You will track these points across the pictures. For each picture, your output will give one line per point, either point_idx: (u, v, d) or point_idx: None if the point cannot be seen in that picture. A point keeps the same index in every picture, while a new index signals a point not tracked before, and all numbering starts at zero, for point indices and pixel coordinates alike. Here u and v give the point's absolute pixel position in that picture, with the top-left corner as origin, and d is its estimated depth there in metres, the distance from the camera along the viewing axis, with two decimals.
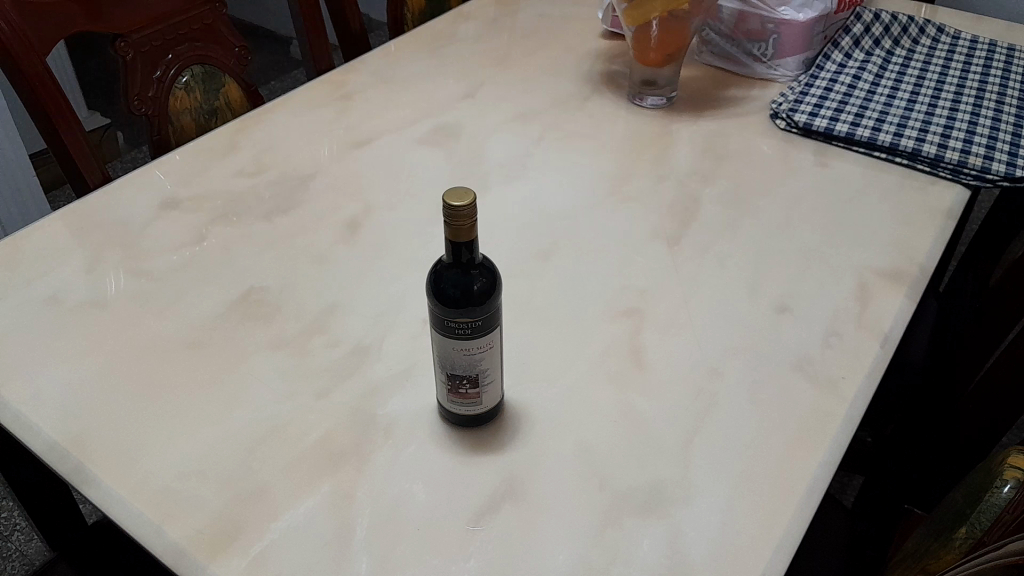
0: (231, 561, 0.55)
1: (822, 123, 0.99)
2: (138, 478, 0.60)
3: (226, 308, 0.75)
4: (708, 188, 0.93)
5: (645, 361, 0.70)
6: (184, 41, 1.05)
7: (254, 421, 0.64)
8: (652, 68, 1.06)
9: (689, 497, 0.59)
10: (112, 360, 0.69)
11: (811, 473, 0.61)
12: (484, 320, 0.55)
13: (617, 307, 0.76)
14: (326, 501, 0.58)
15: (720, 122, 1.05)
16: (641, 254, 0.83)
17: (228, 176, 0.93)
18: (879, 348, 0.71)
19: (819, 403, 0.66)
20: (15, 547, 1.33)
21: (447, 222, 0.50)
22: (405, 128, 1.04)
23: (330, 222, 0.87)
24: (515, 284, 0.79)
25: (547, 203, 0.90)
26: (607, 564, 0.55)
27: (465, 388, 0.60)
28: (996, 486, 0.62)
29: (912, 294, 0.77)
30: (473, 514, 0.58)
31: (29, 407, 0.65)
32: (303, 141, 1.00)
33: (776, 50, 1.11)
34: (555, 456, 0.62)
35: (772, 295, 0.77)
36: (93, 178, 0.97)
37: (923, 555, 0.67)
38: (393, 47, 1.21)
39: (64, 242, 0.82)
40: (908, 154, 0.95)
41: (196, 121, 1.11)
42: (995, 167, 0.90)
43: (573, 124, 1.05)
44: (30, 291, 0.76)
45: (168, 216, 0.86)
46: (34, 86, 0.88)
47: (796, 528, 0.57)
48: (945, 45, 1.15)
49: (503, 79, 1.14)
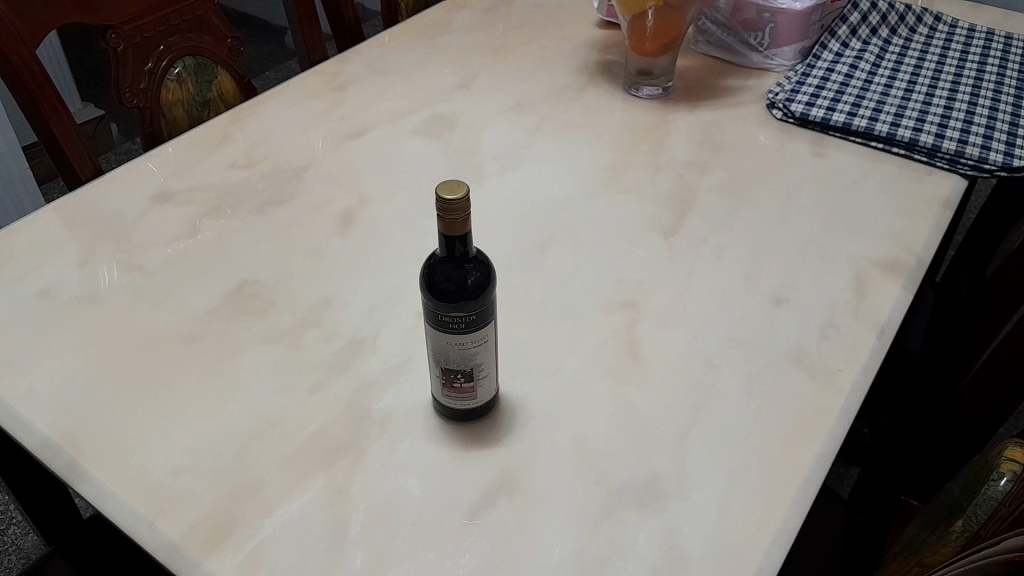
0: (226, 557, 0.54)
1: (819, 113, 0.99)
2: (131, 474, 0.60)
3: (220, 302, 0.74)
4: (704, 179, 0.92)
5: (642, 353, 0.70)
6: (175, 32, 1.04)
7: (249, 416, 0.64)
8: (648, 58, 1.05)
9: (685, 490, 0.59)
10: (105, 356, 0.69)
11: (807, 466, 0.60)
12: (479, 314, 0.55)
13: (613, 299, 0.76)
14: (320, 497, 0.58)
15: (717, 112, 1.04)
16: (638, 246, 0.82)
17: (222, 168, 0.92)
18: (875, 339, 0.71)
19: (815, 395, 0.66)
20: (12, 541, 1.33)
21: (440, 215, 0.49)
22: (399, 119, 1.03)
23: (325, 214, 0.86)
24: (511, 277, 0.78)
25: (543, 194, 0.90)
26: (603, 559, 0.55)
27: (460, 382, 0.60)
28: (994, 478, 0.61)
29: (909, 285, 0.77)
30: (470, 509, 0.58)
31: (21, 402, 0.64)
32: (297, 133, 0.99)
33: (773, 40, 1.10)
34: (549, 450, 0.62)
35: (769, 286, 0.77)
36: (86, 171, 0.96)
37: (920, 548, 0.67)
38: (388, 38, 1.20)
39: (57, 236, 0.81)
40: (906, 144, 0.94)
41: (189, 113, 1.09)
42: (993, 157, 0.90)
43: (569, 114, 1.04)
44: (22, 285, 0.75)
45: (161, 209, 0.86)
46: (24, 78, 0.87)
47: (793, 522, 0.57)
48: (942, 34, 1.14)
49: (498, 70, 1.14)
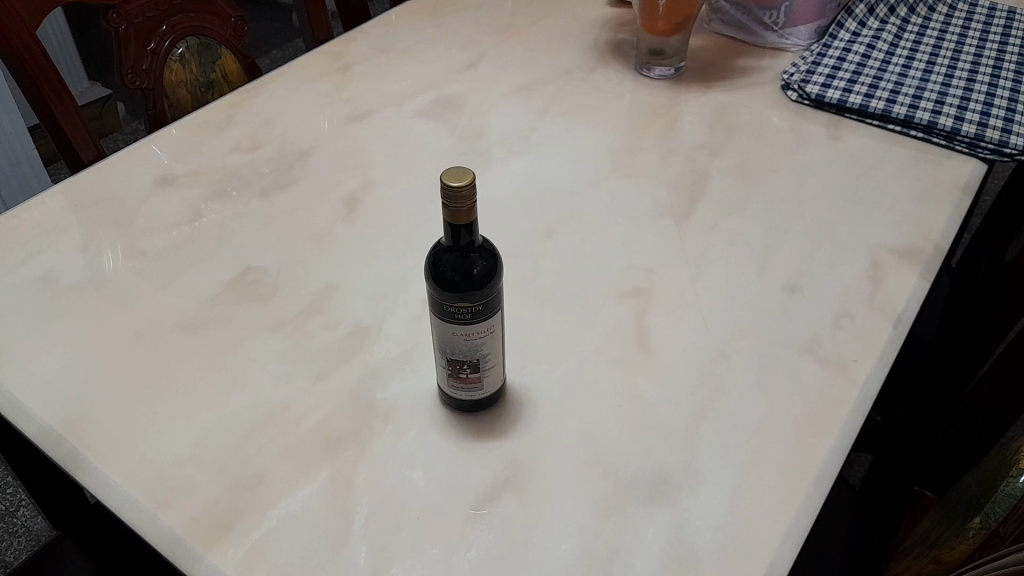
0: (229, 550, 0.54)
1: (835, 95, 0.96)
2: (133, 464, 0.59)
3: (222, 290, 0.73)
4: (716, 163, 0.90)
5: (650, 343, 0.68)
6: (178, 12, 1.02)
7: (253, 406, 0.63)
8: (660, 37, 1.02)
9: (695, 485, 0.58)
10: (107, 343, 0.68)
11: (821, 461, 0.59)
12: (485, 304, 0.54)
13: (623, 287, 0.74)
14: (324, 490, 0.57)
15: (730, 93, 1.02)
16: (648, 231, 0.80)
17: (225, 151, 0.91)
18: (892, 330, 0.69)
19: (829, 388, 0.64)
20: (20, 523, 1.34)
21: (446, 203, 0.48)
22: (405, 100, 1.01)
23: (329, 199, 0.85)
24: (518, 264, 0.77)
25: (550, 178, 0.88)
26: (611, 556, 0.54)
27: (465, 373, 0.59)
28: (1013, 475, 0.59)
29: (927, 273, 0.75)
30: (474, 502, 0.57)
31: (23, 391, 0.64)
32: (302, 115, 0.97)
33: (787, 19, 1.08)
34: (556, 442, 0.61)
35: (783, 274, 0.75)
36: (89, 154, 0.94)
37: (935, 543, 0.66)
38: (394, 17, 1.18)
39: (58, 219, 0.80)
40: (924, 127, 0.92)
41: (193, 94, 1.08)
42: (1013, 141, 0.87)
43: (577, 97, 1.02)
44: (24, 272, 0.74)
45: (164, 192, 0.84)
46: (25, 60, 0.86)
47: (806, 517, 0.56)
48: (963, 13, 1.11)
49: (505, 50, 1.11)
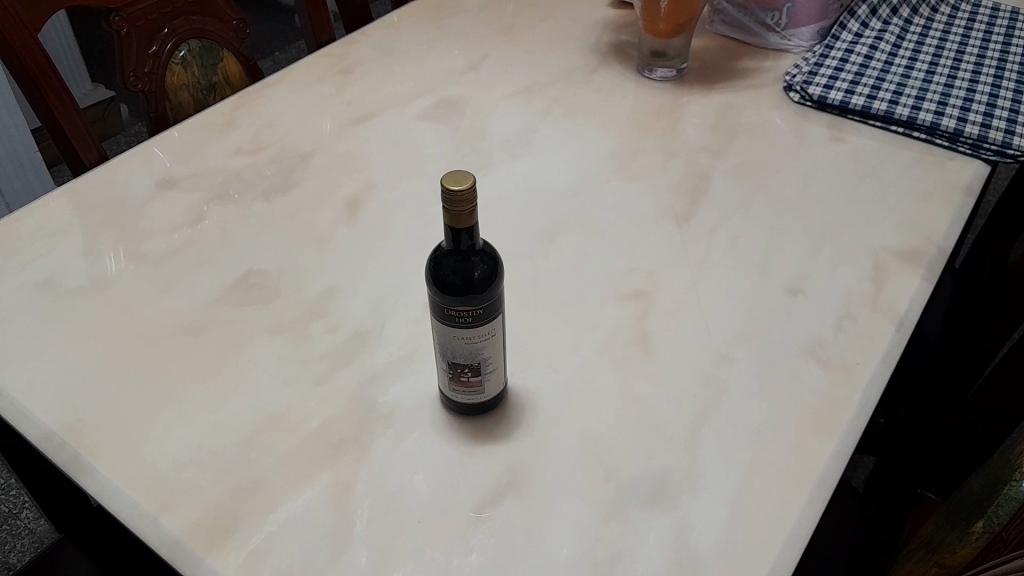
0: (230, 554, 0.54)
1: (837, 96, 0.96)
2: (134, 467, 0.59)
3: (223, 293, 0.73)
4: (717, 165, 0.90)
5: (652, 345, 0.68)
6: (179, 14, 1.02)
7: (254, 410, 0.63)
8: (662, 40, 1.02)
9: (696, 488, 0.58)
10: (108, 346, 0.68)
11: (823, 464, 0.59)
12: (485, 308, 0.53)
13: (625, 290, 0.74)
14: (325, 494, 0.57)
15: (732, 95, 1.02)
16: (650, 233, 0.80)
17: (227, 153, 0.91)
18: (894, 332, 0.69)
19: (832, 390, 0.64)
20: (25, 525, 1.35)
21: (446, 207, 0.48)
22: (407, 103, 1.01)
23: (330, 201, 0.85)
24: (519, 266, 0.77)
25: (551, 180, 0.88)
26: (612, 559, 0.54)
27: (466, 376, 0.58)
28: (1016, 477, 0.58)
29: (929, 275, 0.74)
30: (475, 506, 0.57)
31: (25, 394, 0.64)
32: (303, 117, 0.97)
33: (790, 20, 1.08)
34: (557, 445, 0.61)
35: (784, 277, 0.75)
36: (90, 157, 0.95)
37: (938, 546, 0.66)
38: (396, 19, 1.18)
39: (60, 222, 0.80)
40: (927, 128, 0.91)
41: (195, 97, 1.08)
42: (1016, 142, 0.87)
43: (578, 98, 1.02)
44: (26, 275, 0.75)
45: (166, 195, 0.84)
46: (26, 63, 0.86)
47: (808, 519, 0.56)
48: (966, 14, 1.11)
49: (506, 52, 1.11)
